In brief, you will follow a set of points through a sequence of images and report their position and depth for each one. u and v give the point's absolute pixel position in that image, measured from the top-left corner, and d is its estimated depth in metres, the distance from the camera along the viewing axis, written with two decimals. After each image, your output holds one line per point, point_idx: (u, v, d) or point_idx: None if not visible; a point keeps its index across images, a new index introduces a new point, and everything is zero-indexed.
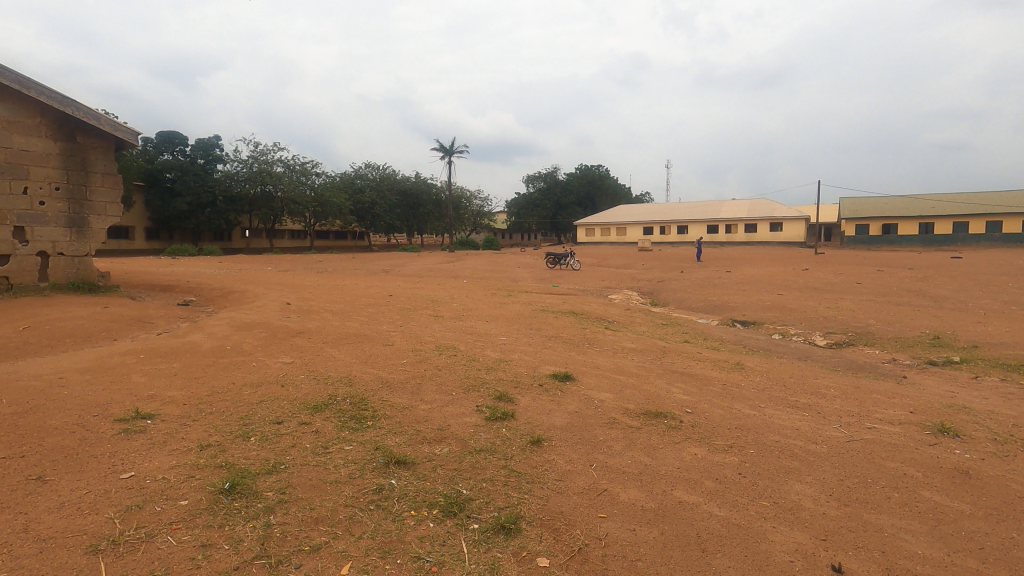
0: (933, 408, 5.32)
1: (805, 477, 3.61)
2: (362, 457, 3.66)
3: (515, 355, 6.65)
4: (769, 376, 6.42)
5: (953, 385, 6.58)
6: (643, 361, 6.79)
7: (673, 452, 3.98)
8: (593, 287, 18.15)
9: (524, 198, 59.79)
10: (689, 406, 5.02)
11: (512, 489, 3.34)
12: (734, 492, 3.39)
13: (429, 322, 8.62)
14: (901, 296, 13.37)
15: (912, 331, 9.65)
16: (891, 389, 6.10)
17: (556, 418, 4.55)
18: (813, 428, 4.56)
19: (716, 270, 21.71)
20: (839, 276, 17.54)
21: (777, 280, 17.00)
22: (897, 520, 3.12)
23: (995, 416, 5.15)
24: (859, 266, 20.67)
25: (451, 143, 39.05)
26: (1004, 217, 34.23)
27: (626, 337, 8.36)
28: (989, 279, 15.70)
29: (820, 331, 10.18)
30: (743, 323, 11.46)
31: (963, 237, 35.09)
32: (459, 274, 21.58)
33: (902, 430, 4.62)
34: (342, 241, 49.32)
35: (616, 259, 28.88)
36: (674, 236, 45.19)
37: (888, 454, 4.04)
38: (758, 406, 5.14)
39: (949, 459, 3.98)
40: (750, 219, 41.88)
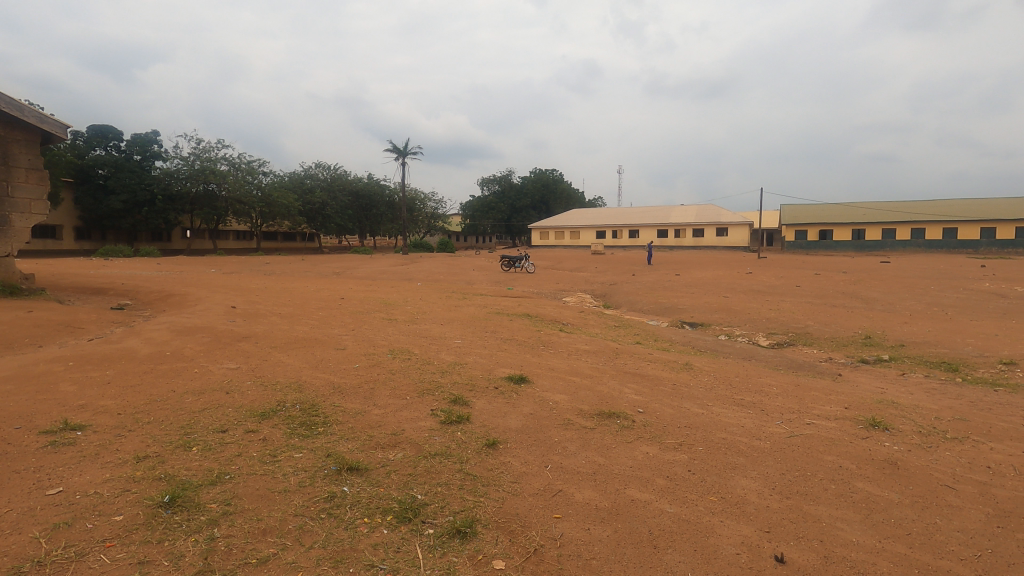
0: (864, 404, 5.64)
1: (750, 472, 3.76)
2: (312, 465, 3.56)
3: (470, 357, 6.65)
4: (716, 375, 6.65)
5: (883, 382, 7.02)
6: (597, 363, 6.90)
7: (625, 451, 4.06)
8: (548, 289, 18.34)
9: (479, 200, 59.83)
10: (641, 406, 5.13)
11: (468, 492, 3.32)
12: (684, 490, 3.48)
13: (382, 326, 8.47)
14: (836, 298, 14.17)
15: (846, 331, 10.22)
16: (828, 387, 6.44)
17: (511, 420, 4.56)
18: (757, 425, 4.76)
19: (666, 272, 22.48)
20: (779, 279, 18.43)
21: (723, 283, 17.67)
22: (834, 510, 3.29)
23: (919, 410, 5.53)
24: (798, 270, 21.78)
25: (405, 144, 38.56)
26: (927, 224, 36.80)
27: (580, 339, 8.48)
28: (914, 282, 16.87)
29: (763, 332, 10.63)
30: (692, 325, 11.82)
31: (891, 244, 37.52)
32: (413, 276, 21.34)
33: (837, 425, 4.89)
34: (291, 243, 47.90)
35: (570, 262, 29.26)
36: (626, 240, 46.21)
37: (825, 448, 4.26)
38: (706, 405, 5.31)
39: (880, 452, 4.24)
40: (698, 224, 43.37)
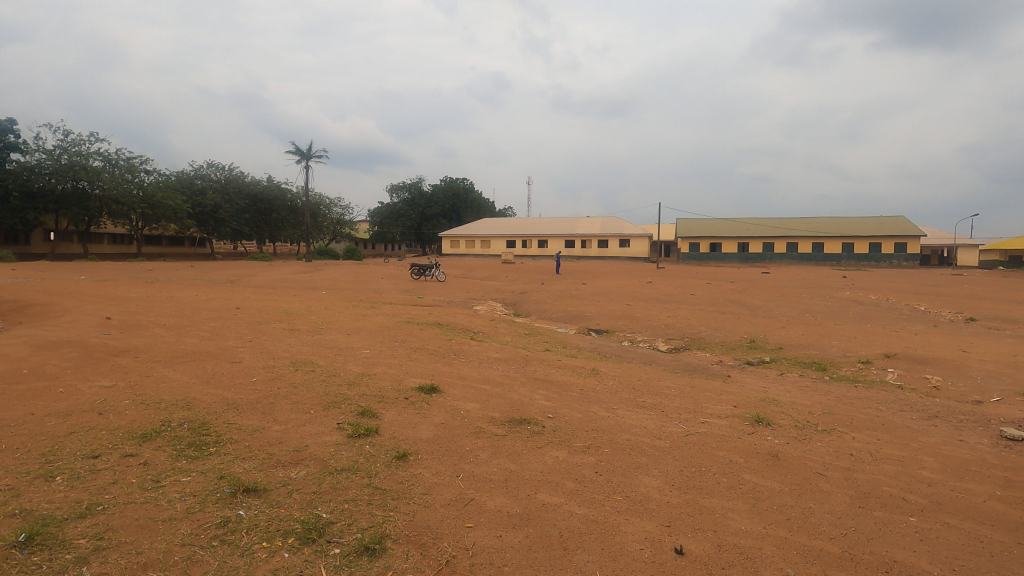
0: (750, 402, 6.17)
1: (651, 471, 3.97)
2: (203, 488, 3.27)
3: (379, 368, 6.45)
4: (620, 380, 6.96)
5: (765, 381, 7.71)
6: (508, 371, 6.97)
7: (536, 456, 4.13)
8: (459, 298, 18.30)
9: (388, 207, 58.53)
10: (550, 412, 5.25)
11: (376, 508, 3.21)
12: (591, 491, 3.60)
13: (283, 337, 8.00)
14: (725, 305, 15.42)
15: (734, 336, 11.13)
16: (719, 387, 6.97)
17: (422, 431, 4.48)
18: (657, 426, 5.03)
19: (573, 281, 23.19)
20: (676, 288, 19.73)
21: (626, 291, 18.59)
22: (726, 502, 3.55)
23: (795, 406, 6.14)
24: (692, 279, 23.51)
25: (309, 146, 36.92)
26: (800, 239, 41.08)
27: (492, 347, 8.54)
28: (789, 291, 18.77)
29: (662, 338, 11.30)
30: (598, 332, 12.29)
31: (770, 256, 41.50)
32: (317, 285, 20.41)
33: (727, 422, 5.30)
34: (177, 248, 44.03)
35: (480, 271, 29.43)
36: (535, 250, 47.24)
37: (717, 444, 4.60)
38: (612, 408, 5.54)
39: (764, 445, 4.64)
40: (603, 235, 45.36)
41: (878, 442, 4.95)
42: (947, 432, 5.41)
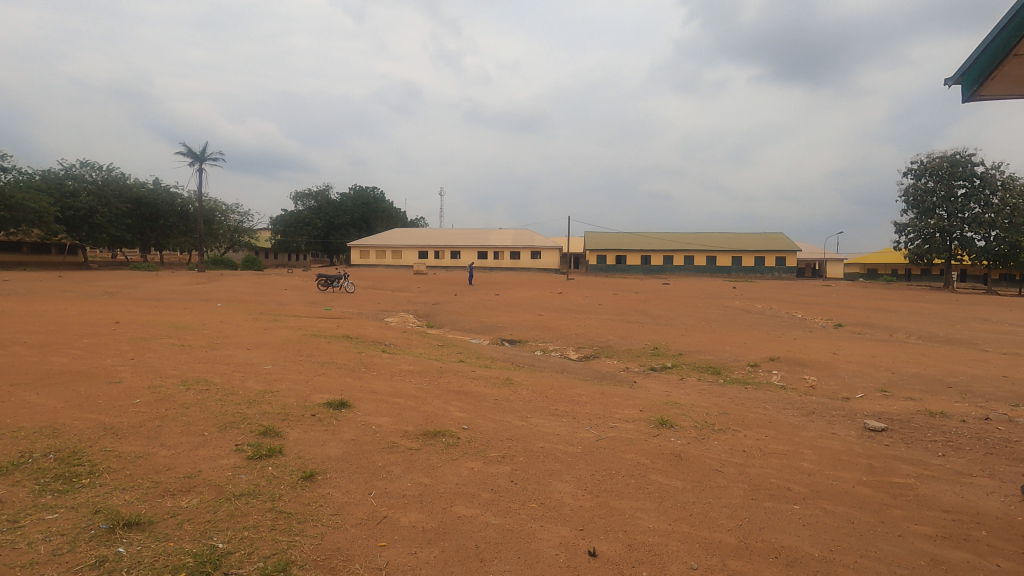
0: (654, 406, 6.51)
1: (565, 476, 4.06)
2: (73, 527, 2.89)
3: (283, 384, 6.08)
4: (533, 389, 7.07)
5: (667, 386, 8.18)
6: (421, 383, 6.84)
7: (451, 469, 4.07)
8: (369, 309, 17.75)
9: (292, 215, 55.75)
10: (465, 423, 5.21)
11: (281, 533, 3.00)
12: (507, 500, 3.61)
13: (172, 353, 7.31)
14: (631, 314, 16.19)
15: (639, 344, 11.71)
16: (626, 393, 7.28)
17: (331, 448, 4.27)
18: (570, 432, 5.16)
19: (486, 292, 23.35)
20: (585, 298, 20.47)
21: (538, 302, 18.99)
22: (635, 502, 3.70)
23: (694, 408, 6.56)
24: (600, 290, 24.44)
25: (203, 148, 34.35)
26: (696, 253, 44.20)
27: (404, 360, 8.35)
28: (687, 301, 20.10)
29: (572, 347, 11.64)
30: (511, 342, 12.42)
31: (670, 268, 44.25)
32: (212, 297, 18.94)
33: (634, 426, 5.55)
34: (42, 256, 39.07)
35: (392, 282, 28.76)
36: (448, 261, 47.00)
37: (626, 447, 4.80)
38: (526, 417, 5.61)
39: (667, 446, 4.91)
40: (514, 247, 46.11)
41: (765, 438, 5.41)
42: (823, 426, 6.03)
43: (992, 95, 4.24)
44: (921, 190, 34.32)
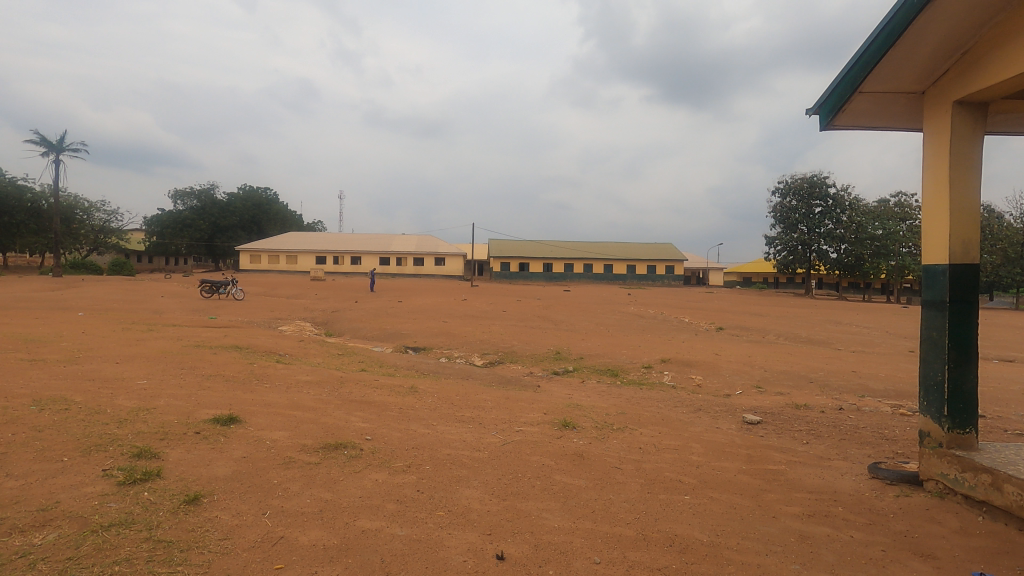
0: (557, 408, 6.70)
1: (472, 482, 4.05)
2: None
3: (160, 400, 5.50)
4: (439, 396, 7.00)
5: (569, 388, 8.47)
6: (321, 394, 6.52)
7: (354, 482, 3.91)
8: (261, 317, 16.63)
9: (171, 215, 50.99)
10: (368, 433, 5.04)
11: (159, 565, 2.71)
12: (413, 510, 3.53)
13: (21, 369, 6.36)
14: (534, 320, 16.59)
15: (542, 349, 12.01)
16: (530, 397, 7.43)
17: (219, 468, 3.93)
18: (476, 438, 5.17)
19: (389, 299, 22.75)
20: (489, 305, 20.64)
21: (443, 308, 18.87)
22: (541, 503, 3.78)
23: (595, 409, 6.84)
24: (504, 297, 24.79)
25: (60, 139, 30.49)
26: (594, 261, 46.28)
27: (301, 370, 7.91)
28: (586, 306, 20.97)
29: (477, 353, 11.68)
30: (415, 349, 12.21)
31: (570, 276, 45.95)
32: (71, 304, 16.77)
33: (539, 428, 5.68)
34: None
35: (286, 289, 27.18)
36: (347, 266, 45.32)
37: (531, 450, 4.89)
38: (432, 425, 5.53)
39: (571, 447, 5.07)
40: (418, 253, 45.51)
41: (659, 435, 5.77)
42: (709, 422, 6.54)
43: (846, 126, 4.92)
44: (786, 208, 38.49)
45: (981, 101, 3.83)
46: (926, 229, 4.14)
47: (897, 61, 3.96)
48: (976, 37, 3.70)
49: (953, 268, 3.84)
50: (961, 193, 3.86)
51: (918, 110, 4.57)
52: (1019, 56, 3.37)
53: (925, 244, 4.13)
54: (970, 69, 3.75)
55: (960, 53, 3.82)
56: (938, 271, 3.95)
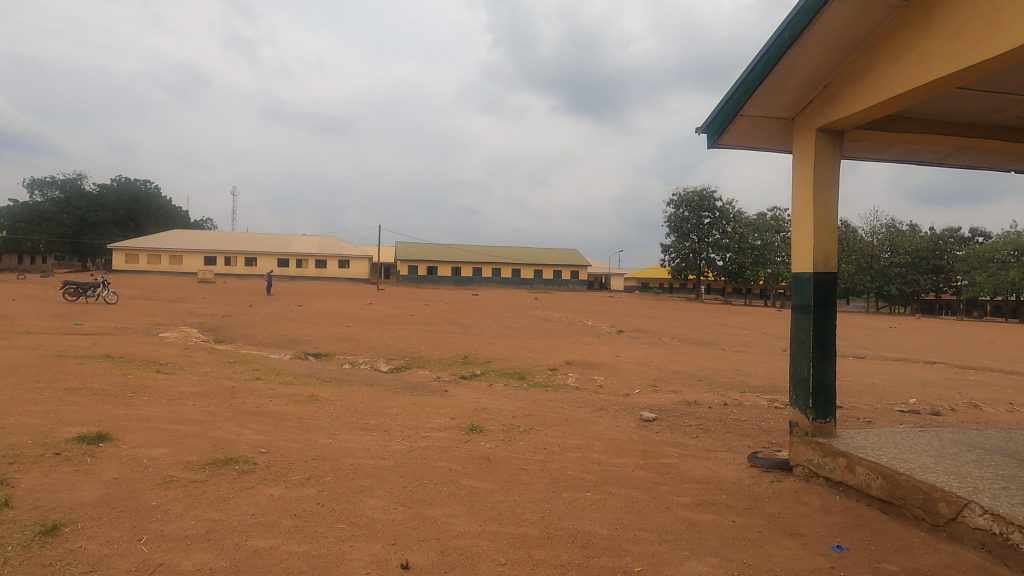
0: (464, 412, 6.70)
1: (376, 491, 3.94)
2: None
3: (10, 419, 4.80)
4: (341, 403, 6.74)
5: (477, 392, 8.51)
6: (209, 405, 6.03)
7: (246, 498, 3.66)
8: (137, 323, 15.05)
9: (25, 208, 44.90)
10: (263, 446, 4.73)
11: None
12: (312, 524, 3.37)
13: None
14: (441, 324, 16.46)
15: (449, 353, 11.95)
16: (437, 402, 7.37)
17: (85, 492, 3.51)
18: (381, 445, 5.03)
19: (287, 303, 21.49)
20: (396, 309, 20.20)
21: (346, 313, 18.19)
22: (447, 509, 3.75)
23: (502, 412, 6.92)
24: (412, 301, 24.38)
25: None
26: (502, 265, 46.90)
27: (185, 380, 7.25)
28: (494, 310, 21.18)
29: (383, 358, 11.39)
30: (316, 356, 11.66)
31: (478, 280, 46.20)
32: None
33: (445, 433, 5.64)
34: None
35: (168, 292, 24.88)
36: (241, 268, 42.35)
37: (437, 455, 4.85)
38: (333, 434, 5.31)
39: (478, 451, 5.09)
40: (320, 255, 43.57)
41: (563, 435, 5.95)
42: (609, 420, 6.84)
43: (729, 146, 5.39)
44: (679, 218, 41.32)
45: (838, 128, 4.36)
46: (795, 241, 4.63)
47: (771, 90, 4.40)
48: (833, 73, 4.21)
49: (816, 275, 4.33)
50: (823, 209, 4.36)
51: (789, 136, 5.11)
52: (869, 91, 3.87)
53: (794, 254, 4.62)
54: (830, 100, 4.25)
55: (820, 87, 4.33)
56: (804, 279, 4.44)
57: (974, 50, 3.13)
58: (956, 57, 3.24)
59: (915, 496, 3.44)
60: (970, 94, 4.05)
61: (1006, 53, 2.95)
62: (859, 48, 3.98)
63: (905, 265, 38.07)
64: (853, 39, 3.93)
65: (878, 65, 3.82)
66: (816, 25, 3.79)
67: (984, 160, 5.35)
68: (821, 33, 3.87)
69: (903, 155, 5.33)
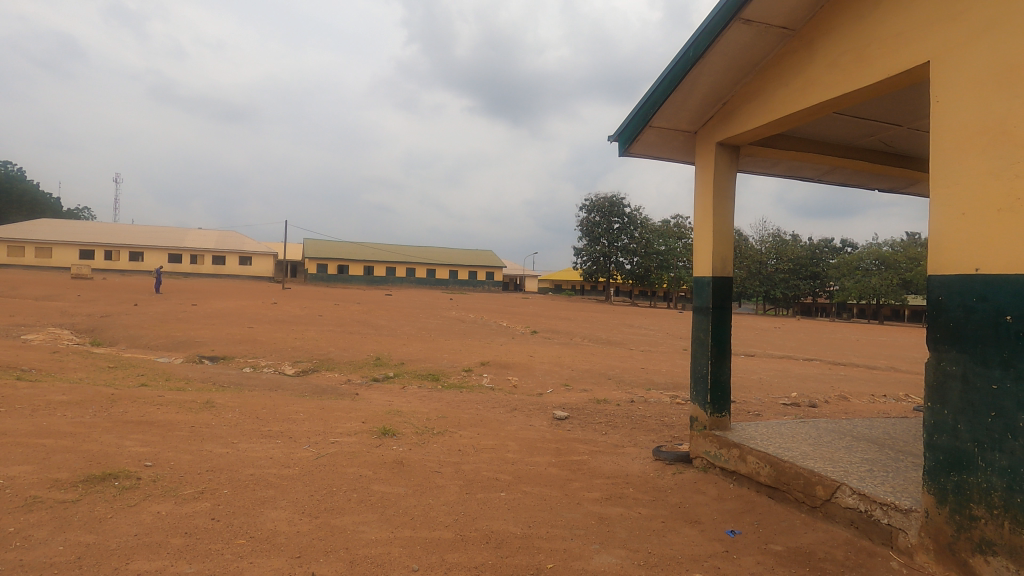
0: (376, 416, 6.49)
1: (280, 502, 3.70)
2: None
3: None
4: (241, 410, 6.29)
5: (390, 395, 8.29)
6: (83, 416, 5.39)
7: (128, 517, 3.30)
8: None
9: None
10: (148, 459, 4.30)
11: None
12: (206, 542, 3.10)
13: None
14: (353, 325, 15.88)
15: (361, 355, 11.55)
16: (347, 406, 7.09)
17: None
18: (285, 453, 4.75)
19: (179, 302, 19.68)
20: (303, 309, 19.24)
21: (247, 313, 17.04)
22: (356, 516, 3.61)
23: (415, 415, 6.77)
24: (320, 300, 23.31)
25: None
26: (417, 265, 46.19)
27: (53, 388, 6.43)
28: (407, 311, 20.78)
29: (288, 361, 10.77)
30: (212, 359, 10.80)
31: (392, 279, 45.15)
32: None
33: (356, 438, 5.43)
34: None
35: (33, 288, 22.02)
36: (124, 263, 38.44)
37: (347, 461, 4.66)
38: (231, 443, 4.94)
39: (390, 455, 4.95)
40: (218, 250, 40.57)
41: (478, 436, 5.93)
42: (523, 420, 6.92)
43: (638, 155, 5.65)
44: (591, 223, 42.84)
45: (735, 143, 4.71)
46: (697, 247, 4.93)
47: (676, 105, 4.67)
48: (731, 91, 4.53)
49: (714, 280, 4.65)
50: (721, 218, 4.68)
51: (692, 148, 5.44)
52: (761, 110, 4.21)
53: (695, 259, 4.92)
54: (728, 117, 4.59)
55: (720, 104, 4.66)
56: (704, 283, 4.74)
57: (849, 80, 3.49)
58: (836, 84, 3.60)
59: (796, 482, 3.78)
60: (843, 119, 4.53)
61: (874, 84, 3.33)
62: (753, 71, 4.31)
63: (788, 271, 42.00)
64: (748, 62, 4.25)
65: (769, 87, 4.17)
66: (716, 47, 4.06)
67: (854, 178, 6.00)
68: (721, 55, 4.16)
69: (787, 171, 5.87)
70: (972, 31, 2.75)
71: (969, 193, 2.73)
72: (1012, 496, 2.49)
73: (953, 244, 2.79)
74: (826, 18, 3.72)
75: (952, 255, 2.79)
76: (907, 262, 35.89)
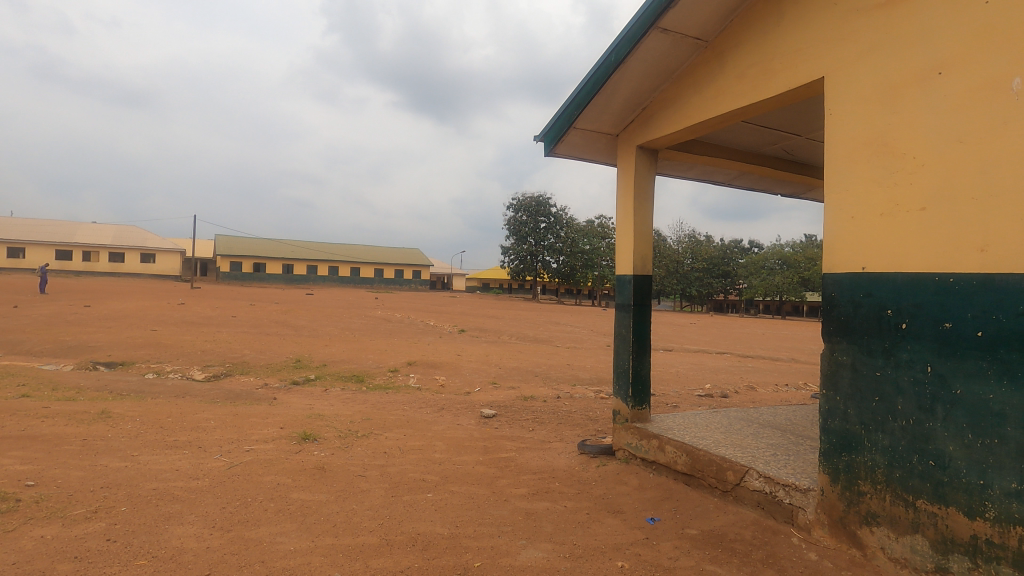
0: (296, 421, 6.19)
1: (187, 517, 3.45)
2: None
3: None
4: (142, 419, 5.79)
5: (310, 398, 7.96)
6: None
7: (5, 545, 2.94)
8: None
9: None
10: (29, 478, 3.85)
11: None
12: (101, 565, 2.83)
13: None
14: (271, 326, 15.08)
15: (279, 357, 10.99)
16: (264, 411, 6.72)
17: None
18: (194, 464, 4.43)
19: (68, 302, 17.83)
20: (215, 309, 18.08)
21: (150, 314, 15.76)
22: (274, 527, 3.43)
23: (338, 417, 6.53)
24: (234, 300, 21.93)
25: None
26: (341, 263, 44.67)
27: None
28: (330, 310, 20.05)
29: (198, 365, 10.05)
30: (108, 365, 9.88)
31: (313, 278, 43.37)
32: None
33: (274, 445, 5.16)
34: None
35: None
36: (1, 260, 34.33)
37: (263, 469, 4.41)
38: (131, 455, 4.53)
39: (311, 460, 4.75)
40: (116, 247, 37.21)
41: (404, 437, 5.81)
42: (450, 419, 6.86)
43: (563, 155, 5.76)
44: (518, 222, 43.26)
45: (653, 147, 4.92)
46: (619, 246, 5.09)
47: (598, 109, 4.81)
48: (650, 97, 4.72)
49: (635, 278, 4.82)
50: (641, 219, 4.88)
51: (613, 150, 5.61)
52: (677, 117, 4.42)
53: (617, 257, 5.08)
54: (647, 122, 4.78)
55: (640, 109, 4.84)
56: (625, 280, 4.91)
57: (756, 90, 3.73)
58: (743, 94, 3.84)
59: (710, 468, 4.01)
60: (750, 127, 4.84)
61: (777, 95, 3.58)
62: (670, 79, 4.51)
63: (703, 270, 44.55)
64: (665, 70, 4.44)
65: (684, 94, 4.39)
66: (635, 54, 4.22)
67: (760, 183, 6.44)
68: (640, 62, 4.32)
69: (701, 174, 6.19)
70: (860, 52, 3.03)
71: (857, 198, 2.99)
72: (892, 472, 2.77)
73: (844, 245, 3.05)
74: (735, 31, 3.95)
75: (843, 255, 3.05)
76: (806, 262, 39.10)
